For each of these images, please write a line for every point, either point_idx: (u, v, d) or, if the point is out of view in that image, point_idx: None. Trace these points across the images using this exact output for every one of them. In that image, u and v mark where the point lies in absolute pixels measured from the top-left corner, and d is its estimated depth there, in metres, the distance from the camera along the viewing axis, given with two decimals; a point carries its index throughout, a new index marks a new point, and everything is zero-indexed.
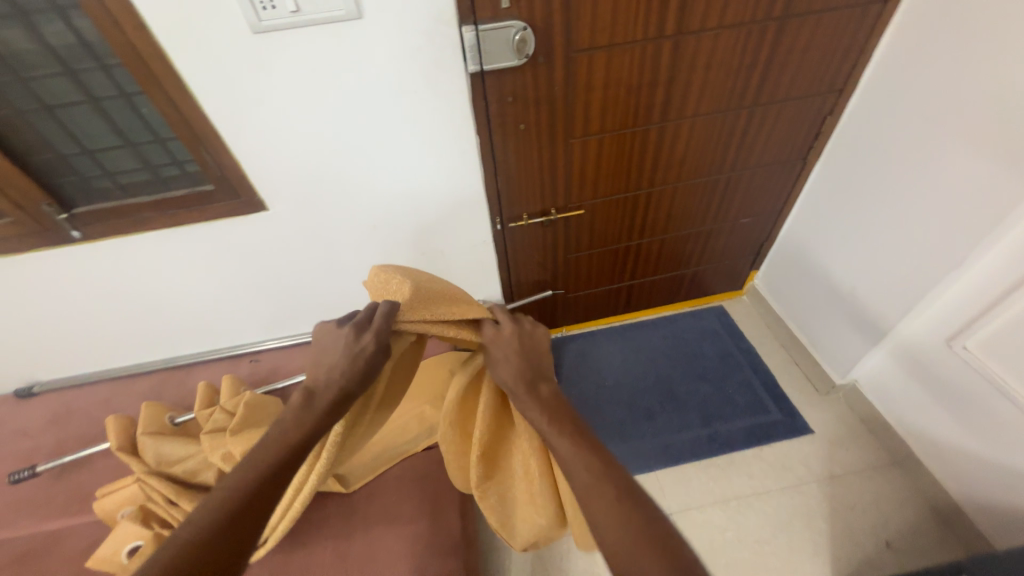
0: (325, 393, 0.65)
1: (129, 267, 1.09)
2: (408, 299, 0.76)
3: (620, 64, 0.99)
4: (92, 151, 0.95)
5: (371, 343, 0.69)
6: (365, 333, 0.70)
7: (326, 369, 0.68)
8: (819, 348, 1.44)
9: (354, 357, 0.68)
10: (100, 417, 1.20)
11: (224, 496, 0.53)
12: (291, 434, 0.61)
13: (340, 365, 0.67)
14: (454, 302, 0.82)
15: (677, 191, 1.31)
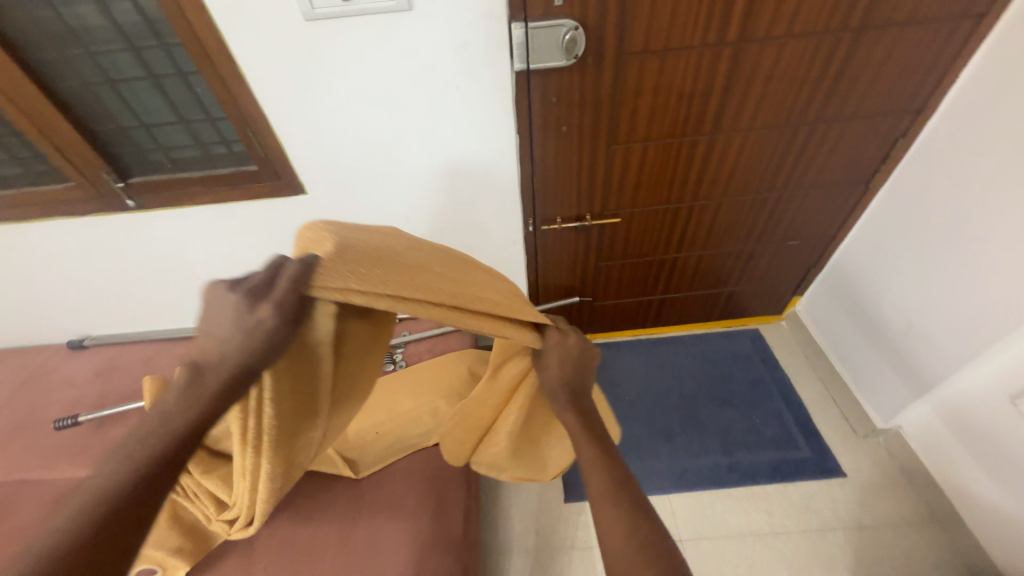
0: (214, 374, 0.46)
1: (174, 237, 1.14)
2: (335, 253, 0.49)
3: (674, 71, 0.94)
4: (150, 126, 0.99)
5: (269, 316, 0.45)
6: (263, 302, 0.45)
7: (213, 344, 0.46)
8: (863, 387, 1.34)
9: (250, 331, 0.45)
10: (138, 376, 1.27)
11: (87, 502, 0.41)
12: (173, 417, 0.45)
13: (229, 342, 0.45)
14: (415, 270, 0.57)
15: (722, 206, 1.24)
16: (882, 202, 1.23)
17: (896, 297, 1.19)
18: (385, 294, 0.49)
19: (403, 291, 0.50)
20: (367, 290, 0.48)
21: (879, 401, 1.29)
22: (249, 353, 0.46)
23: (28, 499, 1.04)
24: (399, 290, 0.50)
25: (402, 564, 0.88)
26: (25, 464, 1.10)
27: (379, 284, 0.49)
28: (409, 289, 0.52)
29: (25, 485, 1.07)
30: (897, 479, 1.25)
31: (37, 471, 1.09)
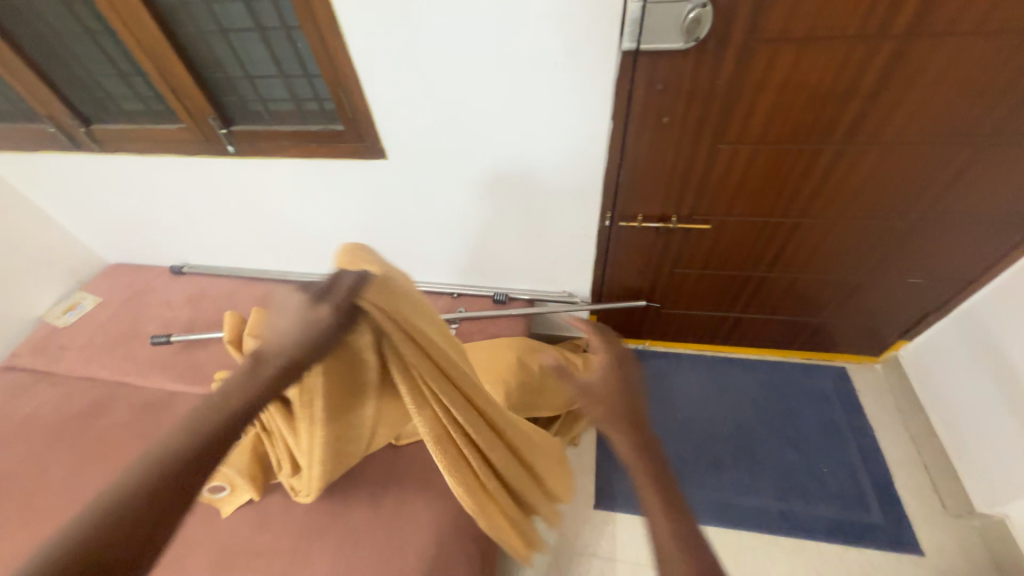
0: (271, 362, 0.54)
1: (262, 186, 1.20)
2: (383, 281, 0.61)
3: (813, 65, 0.79)
4: (253, 77, 1.03)
5: (326, 316, 0.55)
6: (323, 302, 0.56)
7: (279, 338, 0.55)
8: (974, 470, 1.14)
9: (311, 326, 0.55)
10: (222, 308, 1.40)
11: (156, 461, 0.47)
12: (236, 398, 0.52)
13: (295, 334, 0.54)
14: (427, 321, 0.68)
15: (834, 228, 1.08)
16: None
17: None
18: (391, 318, 0.60)
19: (402, 322, 0.61)
20: (385, 310, 0.60)
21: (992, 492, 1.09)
22: (295, 360, 0.54)
23: (126, 401, 1.20)
24: (406, 325, 0.62)
25: (426, 539, 0.90)
26: (126, 370, 1.27)
27: (387, 302, 0.60)
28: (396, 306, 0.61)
29: (124, 388, 1.23)
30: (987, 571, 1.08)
31: (134, 377, 1.25)
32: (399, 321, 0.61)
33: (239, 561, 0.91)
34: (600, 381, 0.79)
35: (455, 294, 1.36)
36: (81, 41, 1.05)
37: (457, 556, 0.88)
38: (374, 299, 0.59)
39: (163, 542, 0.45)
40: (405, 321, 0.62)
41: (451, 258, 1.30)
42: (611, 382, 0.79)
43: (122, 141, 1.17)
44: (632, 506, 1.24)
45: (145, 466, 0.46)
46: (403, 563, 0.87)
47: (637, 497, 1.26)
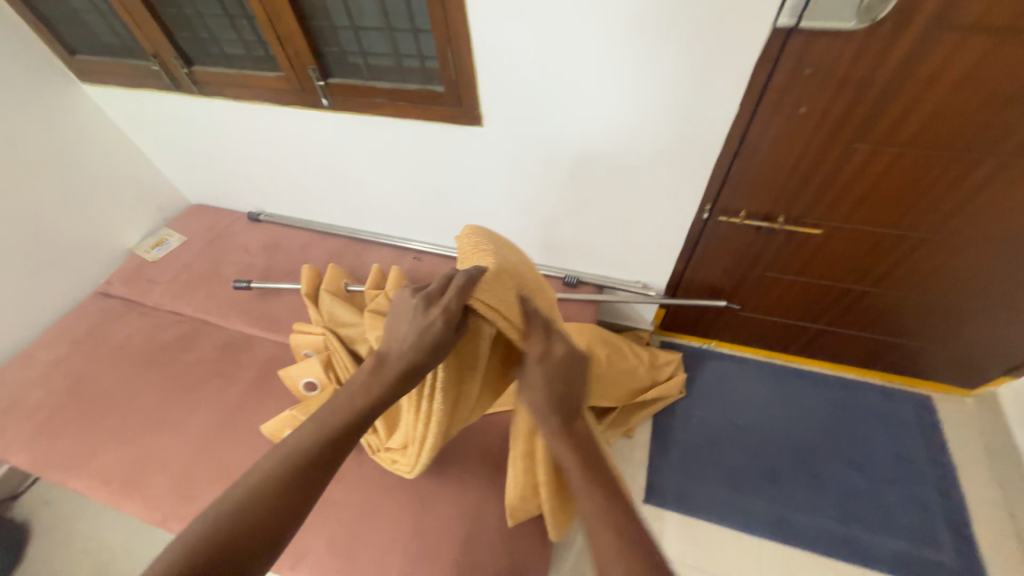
0: (393, 363, 0.60)
1: (349, 142, 1.19)
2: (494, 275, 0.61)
3: (1007, 60, 0.68)
4: (358, 29, 0.99)
5: (438, 320, 0.57)
6: (433, 307, 0.58)
7: (396, 339, 0.61)
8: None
9: (422, 330, 0.58)
10: (295, 259, 1.43)
11: (289, 454, 0.55)
12: (358, 401, 0.59)
13: (408, 338, 0.59)
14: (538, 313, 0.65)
15: (966, 249, 0.97)
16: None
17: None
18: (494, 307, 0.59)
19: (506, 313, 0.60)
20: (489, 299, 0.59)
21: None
22: (413, 360, 0.59)
23: (208, 339, 1.26)
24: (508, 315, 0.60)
25: (490, 513, 0.91)
26: (207, 310, 1.33)
27: (496, 298, 0.60)
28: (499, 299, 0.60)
29: (206, 325, 1.30)
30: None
31: (215, 316, 1.31)
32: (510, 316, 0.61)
33: None
34: (537, 378, 0.63)
35: None
36: None
37: (519, 536, 0.89)
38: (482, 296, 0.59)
39: (292, 530, 0.51)
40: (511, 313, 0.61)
41: (527, 235, 1.26)
42: (557, 382, 0.63)
43: (220, 85, 1.18)
44: (683, 505, 1.22)
45: (283, 457, 0.54)
46: (467, 533, 0.89)
47: (690, 498, 1.23)
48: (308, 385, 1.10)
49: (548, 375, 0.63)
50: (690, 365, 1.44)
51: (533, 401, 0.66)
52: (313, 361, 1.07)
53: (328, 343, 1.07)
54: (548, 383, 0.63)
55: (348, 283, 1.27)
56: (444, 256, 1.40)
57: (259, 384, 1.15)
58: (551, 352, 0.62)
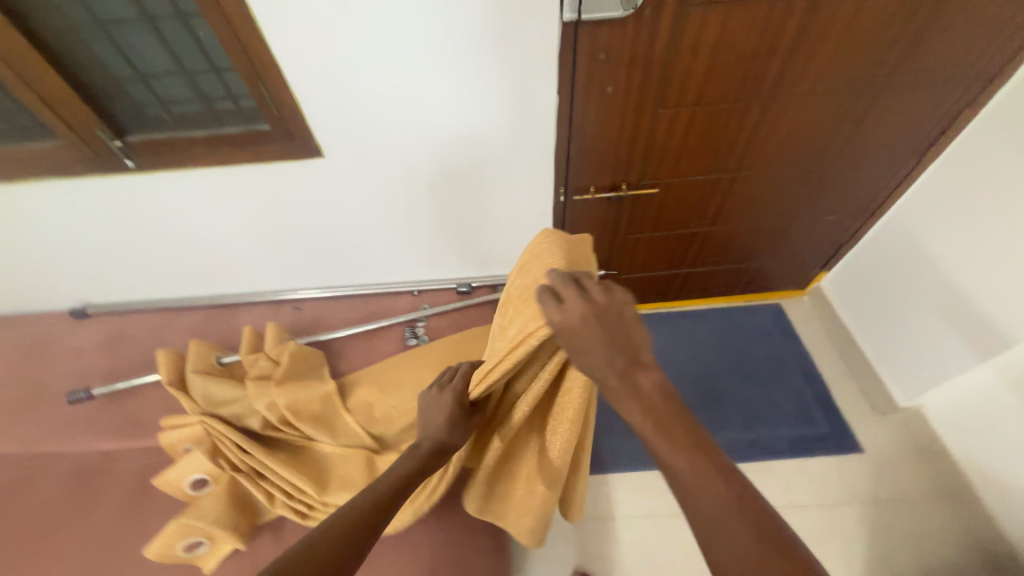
0: (426, 444, 0.67)
1: (175, 202, 1.06)
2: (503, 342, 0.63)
3: (740, 25, 0.84)
4: (147, 77, 0.92)
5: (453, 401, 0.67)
6: (448, 389, 0.68)
7: (427, 425, 0.68)
8: (905, 376, 1.27)
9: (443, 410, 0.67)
10: (148, 347, 1.22)
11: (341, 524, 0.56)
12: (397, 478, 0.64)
13: (437, 423, 0.67)
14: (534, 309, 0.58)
15: (764, 179, 1.17)
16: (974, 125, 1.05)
17: (955, 272, 1.09)
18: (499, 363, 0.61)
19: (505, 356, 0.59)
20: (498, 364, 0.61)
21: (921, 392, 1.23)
22: (450, 442, 0.68)
23: (49, 474, 1.02)
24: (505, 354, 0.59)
25: (439, 543, 0.88)
26: (40, 439, 1.08)
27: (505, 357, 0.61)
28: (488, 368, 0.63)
29: (43, 458, 1.05)
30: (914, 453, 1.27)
31: (53, 444, 1.07)
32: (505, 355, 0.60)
33: None
34: (573, 344, 0.51)
35: (416, 292, 1.30)
36: None
37: (474, 554, 0.87)
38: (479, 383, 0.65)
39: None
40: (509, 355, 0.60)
41: (406, 254, 1.24)
42: (592, 335, 0.50)
43: None
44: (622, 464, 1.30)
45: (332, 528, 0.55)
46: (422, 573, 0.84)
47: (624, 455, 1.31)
48: (195, 483, 0.96)
49: (570, 344, 0.51)
50: None
51: (587, 364, 0.51)
52: (195, 455, 0.94)
53: (209, 431, 0.94)
54: (586, 341, 0.50)
55: (221, 355, 1.12)
56: (328, 297, 1.31)
57: (134, 504, 0.97)
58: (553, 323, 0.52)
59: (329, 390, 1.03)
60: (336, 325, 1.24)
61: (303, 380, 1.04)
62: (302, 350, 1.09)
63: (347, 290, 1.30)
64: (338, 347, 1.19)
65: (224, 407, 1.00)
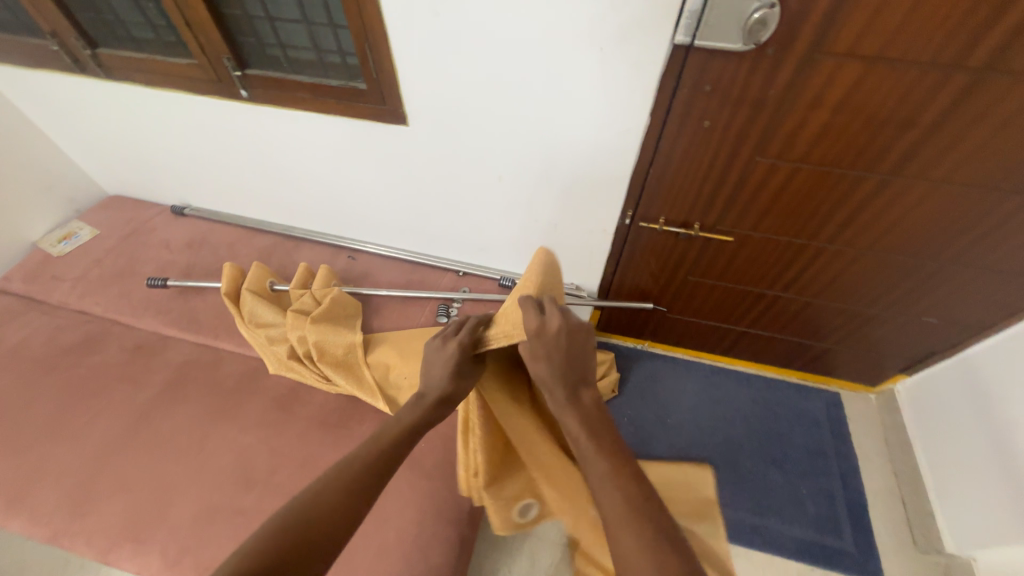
0: (431, 395, 0.64)
1: (273, 135, 1.15)
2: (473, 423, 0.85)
3: (877, 86, 0.74)
4: (274, 20, 0.98)
5: (457, 351, 0.64)
6: (450, 340, 0.65)
7: (428, 379, 0.65)
8: (972, 519, 1.06)
9: (445, 359, 0.64)
10: (221, 256, 1.36)
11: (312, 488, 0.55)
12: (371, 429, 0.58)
13: (437, 374, 0.64)
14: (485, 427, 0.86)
15: (861, 259, 1.03)
16: None
17: None
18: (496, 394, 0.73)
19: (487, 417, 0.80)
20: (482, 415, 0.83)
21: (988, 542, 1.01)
22: (458, 392, 0.64)
23: (117, 341, 1.19)
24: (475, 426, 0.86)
25: (406, 519, 0.90)
26: (119, 309, 1.25)
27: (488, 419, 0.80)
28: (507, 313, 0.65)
29: (117, 325, 1.22)
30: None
31: (127, 316, 1.24)
32: (538, 357, 0.58)
33: (218, 513, 0.92)
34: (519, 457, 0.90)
35: (461, 273, 1.33)
36: None
37: (435, 540, 0.88)
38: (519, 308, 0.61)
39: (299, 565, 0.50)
40: (624, 523, 0.49)
41: (460, 236, 1.26)
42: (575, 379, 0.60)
43: (130, 70, 1.12)
44: None
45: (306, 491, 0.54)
46: (380, 540, 0.88)
47: None
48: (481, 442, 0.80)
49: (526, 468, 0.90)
50: (623, 366, 1.48)
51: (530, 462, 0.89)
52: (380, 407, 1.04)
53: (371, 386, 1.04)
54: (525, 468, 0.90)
55: (275, 282, 1.21)
56: (380, 255, 1.37)
57: (172, 387, 1.10)
58: (545, 326, 0.58)
59: (355, 340, 1.07)
60: (379, 283, 1.30)
61: (335, 324, 1.09)
62: (343, 294, 1.15)
63: (399, 253, 1.36)
64: (375, 304, 1.25)
65: (265, 327, 1.10)
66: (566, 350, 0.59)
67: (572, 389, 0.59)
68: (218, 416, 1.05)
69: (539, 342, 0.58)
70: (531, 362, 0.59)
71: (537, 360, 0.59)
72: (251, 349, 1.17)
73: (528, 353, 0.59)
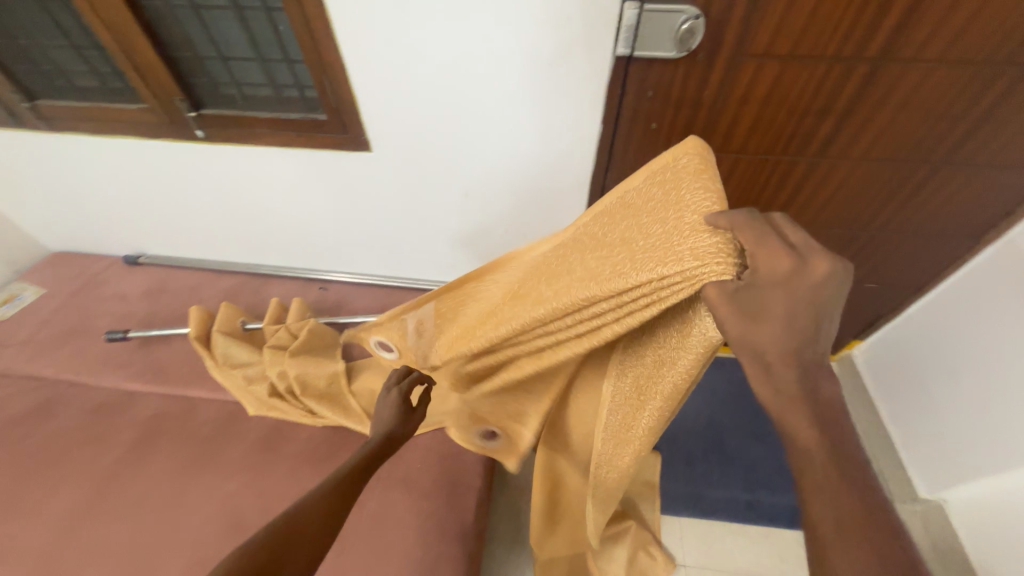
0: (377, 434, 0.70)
1: (231, 173, 1.13)
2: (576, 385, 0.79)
3: (795, 81, 0.83)
4: (227, 59, 1.01)
5: (394, 396, 0.74)
6: (391, 387, 0.76)
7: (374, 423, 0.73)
8: (938, 463, 1.14)
9: (386, 402, 0.74)
10: (184, 302, 1.32)
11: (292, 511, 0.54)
12: None
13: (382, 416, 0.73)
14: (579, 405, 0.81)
15: (804, 237, 1.13)
16: None
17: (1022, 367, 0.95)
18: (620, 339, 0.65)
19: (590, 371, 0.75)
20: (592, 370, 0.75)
21: (958, 483, 1.09)
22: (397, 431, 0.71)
23: (75, 402, 1.11)
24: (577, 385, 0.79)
25: (411, 542, 0.89)
26: (74, 368, 1.17)
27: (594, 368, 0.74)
28: (678, 240, 0.47)
29: (73, 386, 1.15)
30: (953, 555, 1.08)
31: (85, 377, 1.16)
32: (765, 314, 0.42)
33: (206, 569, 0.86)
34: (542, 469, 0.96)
35: None
36: (33, 14, 0.99)
37: (441, 560, 0.86)
38: (747, 235, 0.42)
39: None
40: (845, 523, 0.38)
41: (432, 254, 1.28)
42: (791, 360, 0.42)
43: (74, 119, 1.08)
44: None
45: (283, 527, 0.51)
46: (386, 568, 0.86)
47: None
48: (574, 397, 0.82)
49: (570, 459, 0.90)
50: None
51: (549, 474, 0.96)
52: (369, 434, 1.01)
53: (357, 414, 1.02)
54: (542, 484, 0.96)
55: (246, 321, 1.18)
56: (353, 283, 1.37)
57: (143, 445, 1.04)
58: (799, 272, 0.40)
59: (338, 368, 1.06)
60: (355, 310, 1.29)
61: (315, 356, 1.08)
62: (320, 326, 1.14)
63: (372, 279, 1.35)
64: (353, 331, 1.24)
65: (240, 368, 1.08)
66: (819, 305, 0.41)
67: (809, 368, 0.42)
68: (197, 467, 1.00)
69: (776, 288, 0.41)
70: (750, 318, 0.42)
71: (757, 319, 0.42)
72: (226, 393, 1.13)
73: (742, 305, 0.41)
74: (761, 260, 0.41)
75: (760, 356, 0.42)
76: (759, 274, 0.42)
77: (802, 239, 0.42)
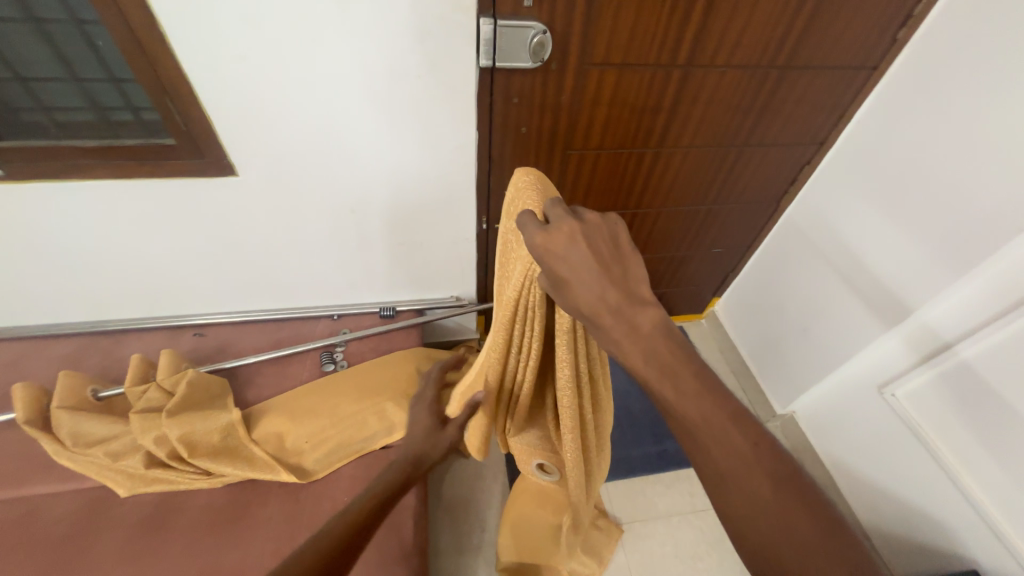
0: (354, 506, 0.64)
1: (51, 216, 0.94)
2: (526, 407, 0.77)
3: (630, 84, 0.98)
4: (27, 79, 0.85)
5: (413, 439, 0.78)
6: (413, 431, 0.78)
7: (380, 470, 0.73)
8: (785, 382, 1.42)
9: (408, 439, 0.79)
10: (3, 382, 1.06)
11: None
12: None
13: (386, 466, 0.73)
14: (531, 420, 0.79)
15: (660, 215, 1.33)
16: (821, 174, 1.24)
17: (824, 293, 1.23)
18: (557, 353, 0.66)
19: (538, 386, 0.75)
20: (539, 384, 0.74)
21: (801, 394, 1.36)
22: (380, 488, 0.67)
23: None
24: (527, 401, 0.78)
25: None
26: None
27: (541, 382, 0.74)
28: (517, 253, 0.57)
29: None
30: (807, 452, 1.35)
31: None
32: (563, 281, 0.47)
33: None
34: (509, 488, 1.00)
35: (335, 316, 1.27)
36: None
37: None
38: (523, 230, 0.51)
39: None
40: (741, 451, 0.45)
41: (325, 278, 1.21)
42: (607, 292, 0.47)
43: None
44: None
45: None
46: None
47: None
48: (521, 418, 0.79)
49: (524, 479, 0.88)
50: None
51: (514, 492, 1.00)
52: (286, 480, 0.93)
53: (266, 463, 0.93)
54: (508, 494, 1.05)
55: (99, 388, 0.97)
56: (235, 323, 1.23)
57: None
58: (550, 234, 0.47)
59: (234, 419, 0.96)
60: (244, 351, 1.18)
61: (201, 410, 0.95)
62: (204, 377, 0.99)
63: (258, 315, 1.23)
64: (244, 375, 1.12)
65: (101, 445, 0.90)
66: (597, 258, 0.47)
67: (620, 309, 0.46)
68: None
69: (558, 260, 0.47)
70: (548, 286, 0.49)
71: (554, 286, 0.49)
72: (84, 480, 0.93)
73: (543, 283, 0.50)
74: (533, 242, 0.48)
75: (583, 315, 0.48)
76: (540, 255, 0.48)
77: (560, 210, 0.50)
